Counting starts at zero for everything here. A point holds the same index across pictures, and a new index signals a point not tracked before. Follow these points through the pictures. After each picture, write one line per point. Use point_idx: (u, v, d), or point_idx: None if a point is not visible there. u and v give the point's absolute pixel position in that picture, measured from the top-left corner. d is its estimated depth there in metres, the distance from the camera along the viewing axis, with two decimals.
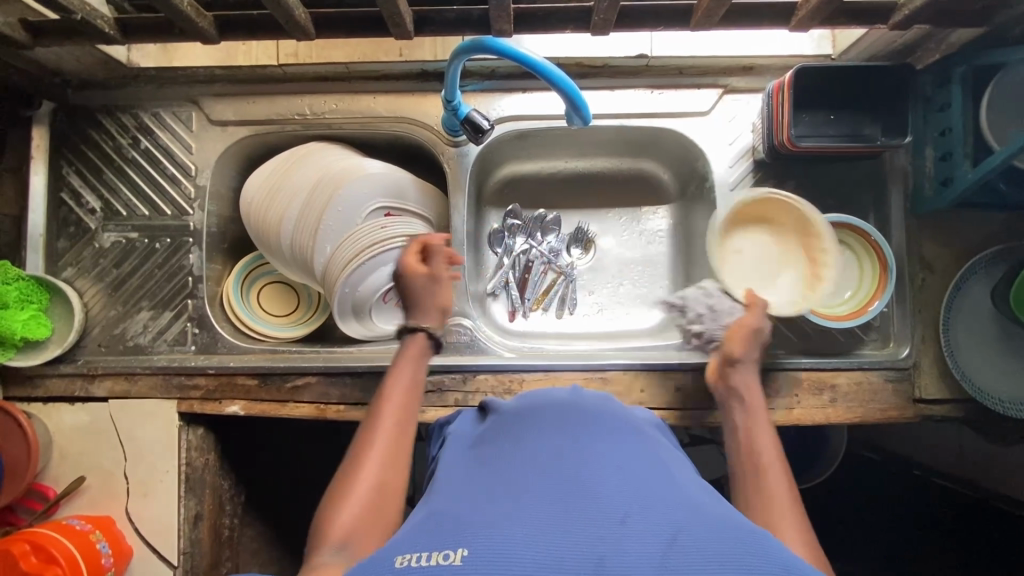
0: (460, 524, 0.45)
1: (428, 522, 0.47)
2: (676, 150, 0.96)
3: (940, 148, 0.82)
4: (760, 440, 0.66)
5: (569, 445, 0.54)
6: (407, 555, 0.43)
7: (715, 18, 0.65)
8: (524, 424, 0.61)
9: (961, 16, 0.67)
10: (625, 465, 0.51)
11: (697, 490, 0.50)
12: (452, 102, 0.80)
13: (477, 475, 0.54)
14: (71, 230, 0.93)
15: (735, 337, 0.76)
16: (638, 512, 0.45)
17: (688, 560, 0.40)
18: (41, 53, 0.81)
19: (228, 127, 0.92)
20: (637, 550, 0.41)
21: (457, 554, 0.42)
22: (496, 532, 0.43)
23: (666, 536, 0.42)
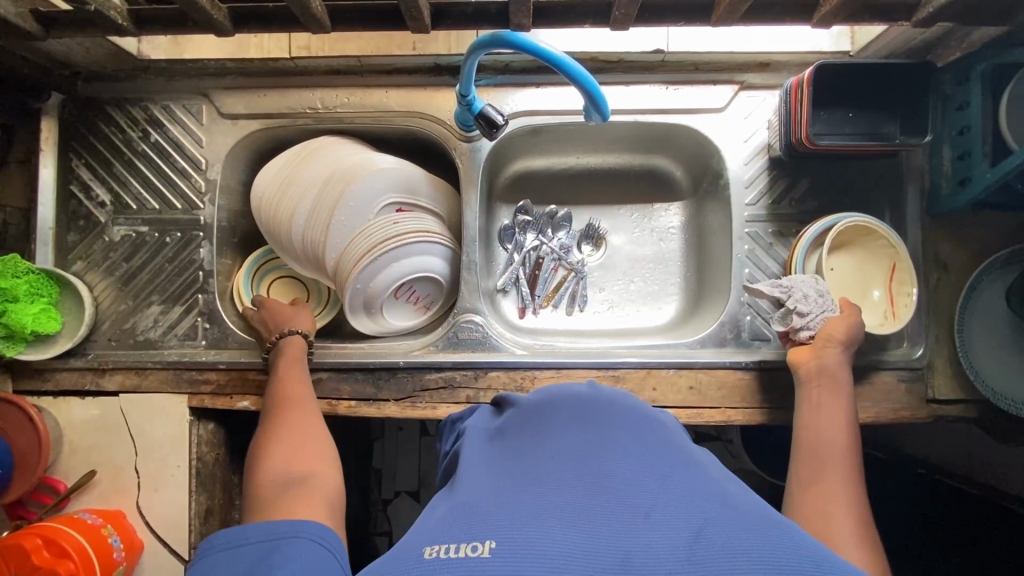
0: (486, 516, 0.45)
1: (453, 514, 0.47)
2: (690, 147, 0.95)
3: (958, 147, 0.81)
4: (831, 438, 0.70)
5: (592, 440, 0.54)
6: (434, 547, 0.42)
7: (738, 14, 0.64)
8: (545, 418, 0.60)
9: (987, 14, 0.66)
10: (649, 459, 0.51)
11: (723, 483, 0.50)
12: (466, 97, 0.79)
13: (499, 468, 0.54)
14: (81, 223, 0.92)
15: (842, 321, 0.78)
16: (664, 508, 0.44)
17: (720, 552, 0.39)
18: (51, 45, 0.80)
19: (239, 121, 0.91)
20: (664, 545, 0.41)
21: (485, 547, 0.41)
22: (523, 526, 0.43)
23: (694, 530, 0.42)
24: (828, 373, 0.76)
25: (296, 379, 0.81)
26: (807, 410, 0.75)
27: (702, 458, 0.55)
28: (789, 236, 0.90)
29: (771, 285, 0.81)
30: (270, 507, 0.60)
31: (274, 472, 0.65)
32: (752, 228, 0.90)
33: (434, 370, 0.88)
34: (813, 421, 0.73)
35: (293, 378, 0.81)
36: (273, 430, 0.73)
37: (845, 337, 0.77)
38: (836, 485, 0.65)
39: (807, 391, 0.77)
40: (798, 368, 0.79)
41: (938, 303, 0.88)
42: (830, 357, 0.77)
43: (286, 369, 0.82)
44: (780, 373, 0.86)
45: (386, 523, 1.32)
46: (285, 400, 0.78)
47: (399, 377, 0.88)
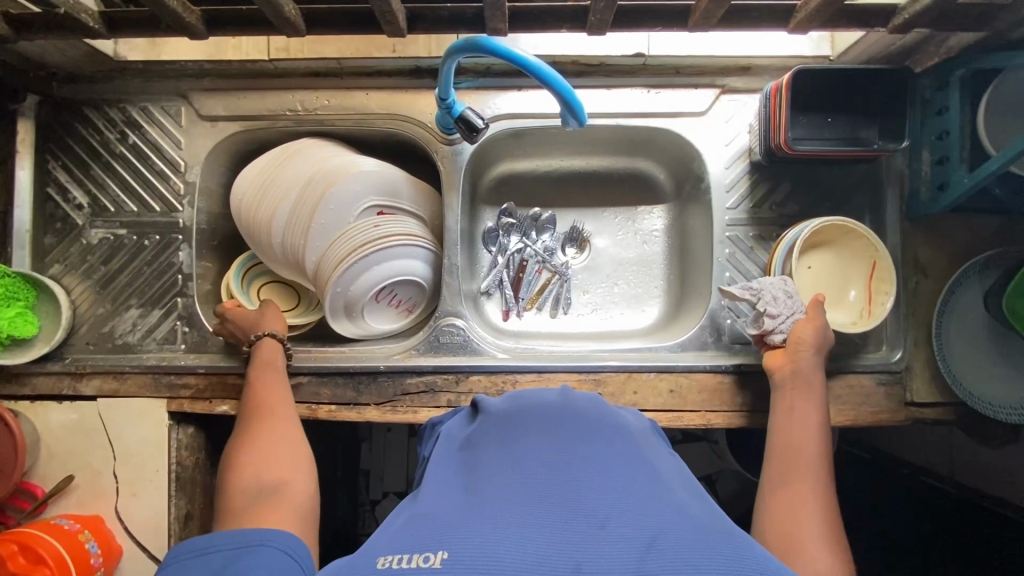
0: (443, 527, 0.45)
1: (411, 524, 0.47)
2: (672, 150, 0.95)
3: (936, 152, 0.81)
4: (801, 445, 0.71)
5: (558, 449, 0.54)
6: (388, 557, 0.42)
7: (713, 20, 0.64)
8: (514, 426, 0.60)
9: (962, 20, 0.66)
10: (611, 468, 0.51)
11: (683, 494, 0.50)
12: (446, 101, 0.78)
13: (464, 481, 0.54)
14: (58, 226, 0.91)
15: (808, 323, 0.78)
16: (620, 519, 0.44)
17: (667, 565, 0.40)
18: (25, 46, 0.79)
19: (218, 122, 0.91)
20: (614, 555, 0.41)
21: (438, 557, 0.41)
22: (478, 537, 0.43)
23: (646, 541, 0.42)
24: (803, 379, 0.76)
25: (272, 384, 0.80)
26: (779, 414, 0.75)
27: (667, 469, 0.55)
28: (770, 239, 0.90)
29: (739, 288, 0.82)
30: (241, 519, 0.61)
31: (248, 482, 0.65)
32: (733, 232, 0.90)
33: (415, 374, 0.88)
34: (783, 428, 0.73)
35: (270, 382, 0.81)
36: (249, 438, 0.73)
37: (813, 339, 0.77)
38: (804, 495, 0.65)
39: (782, 395, 0.77)
40: (774, 373, 0.79)
41: (918, 307, 0.88)
42: (806, 360, 0.77)
43: (261, 373, 0.82)
44: (760, 377, 0.87)
45: (373, 524, 1.32)
46: (261, 405, 0.78)
47: (380, 381, 0.88)
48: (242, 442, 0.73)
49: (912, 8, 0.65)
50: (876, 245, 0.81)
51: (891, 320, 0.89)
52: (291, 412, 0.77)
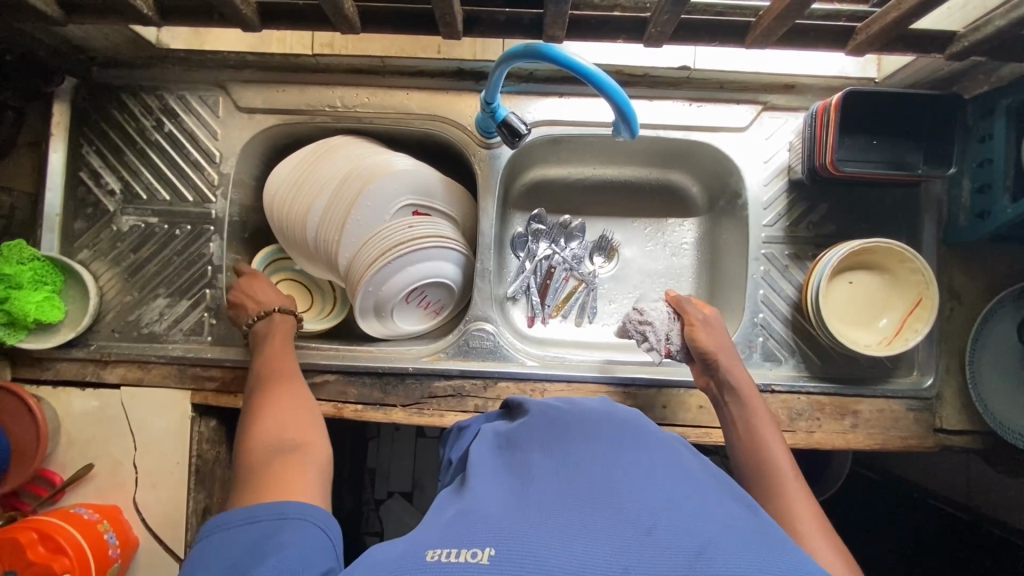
0: (490, 521, 0.45)
1: (456, 519, 0.47)
2: (709, 164, 0.94)
3: (978, 179, 0.81)
4: (776, 444, 0.70)
5: (603, 455, 0.53)
6: (437, 550, 0.43)
7: (773, 38, 0.64)
8: (558, 431, 0.59)
9: None
10: (657, 477, 0.50)
11: (729, 506, 0.49)
12: (490, 104, 0.78)
13: (508, 476, 0.53)
14: (88, 211, 0.91)
15: (698, 332, 0.80)
16: (666, 524, 0.44)
17: (717, 573, 0.39)
18: (69, 29, 0.78)
19: (256, 115, 0.90)
20: (661, 563, 0.40)
21: (485, 553, 0.41)
22: (524, 534, 0.43)
23: (695, 549, 0.41)
24: (731, 385, 0.77)
25: (280, 345, 0.81)
26: (740, 413, 0.74)
27: (711, 478, 0.55)
28: (805, 259, 0.89)
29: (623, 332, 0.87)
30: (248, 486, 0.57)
31: (263, 450, 0.62)
32: (768, 249, 0.90)
33: (443, 377, 0.87)
34: (754, 430, 0.72)
35: (280, 345, 0.81)
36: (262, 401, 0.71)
37: (710, 343, 0.79)
38: (795, 493, 0.64)
39: (737, 397, 0.76)
40: (703, 386, 0.81)
41: (950, 334, 0.88)
42: (734, 366, 0.78)
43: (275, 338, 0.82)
44: (789, 396, 0.86)
45: (378, 525, 1.31)
46: (268, 372, 0.76)
47: (407, 382, 0.87)
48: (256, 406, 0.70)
49: (971, 36, 0.64)
50: (930, 283, 0.79)
51: (924, 345, 0.88)
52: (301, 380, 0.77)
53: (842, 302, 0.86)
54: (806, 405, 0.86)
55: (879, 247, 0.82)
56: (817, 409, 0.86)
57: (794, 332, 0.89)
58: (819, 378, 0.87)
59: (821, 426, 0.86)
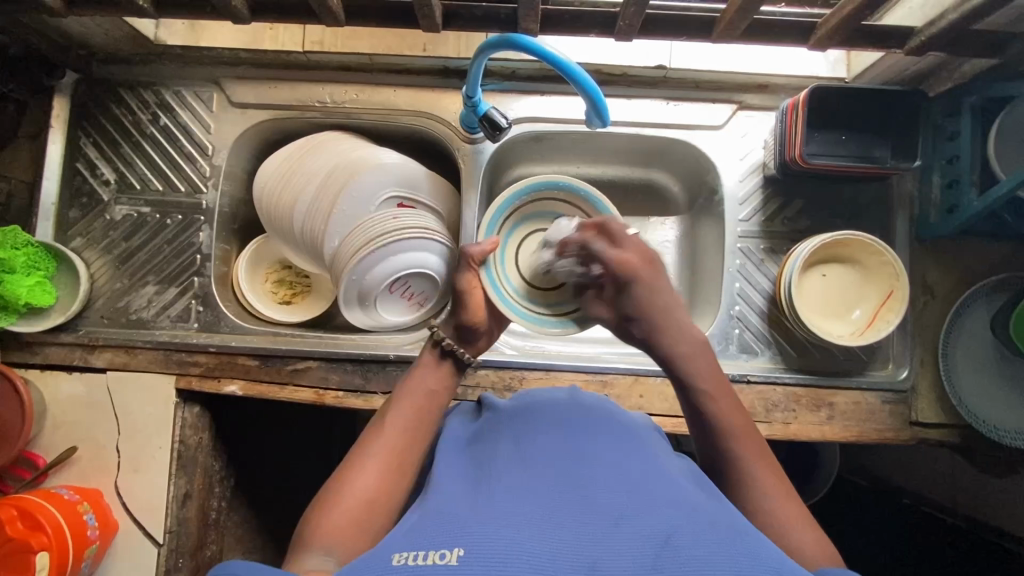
0: (454, 522, 0.44)
1: (421, 522, 0.46)
2: (688, 162, 0.96)
3: (947, 175, 0.84)
4: (734, 412, 0.63)
5: (567, 449, 0.54)
6: (404, 554, 0.41)
7: (737, 31, 0.69)
8: (521, 427, 0.59)
9: (974, 46, 0.70)
10: (620, 465, 0.51)
11: (695, 490, 0.50)
12: (471, 99, 0.81)
13: (471, 473, 0.53)
14: (83, 201, 0.93)
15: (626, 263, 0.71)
16: (631, 514, 0.44)
17: (685, 560, 0.39)
18: (71, 23, 0.82)
19: (248, 110, 0.93)
20: (630, 553, 0.40)
21: (454, 554, 0.40)
22: (491, 534, 0.42)
23: (660, 536, 0.42)
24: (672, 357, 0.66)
25: (431, 375, 0.70)
26: (693, 381, 0.65)
27: (676, 465, 0.56)
28: (781, 253, 0.91)
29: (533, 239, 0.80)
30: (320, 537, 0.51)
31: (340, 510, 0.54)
32: (744, 243, 0.92)
33: None
34: (711, 399, 0.64)
35: (433, 372, 0.71)
36: (396, 416, 0.64)
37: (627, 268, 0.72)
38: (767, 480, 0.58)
39: (687, 364, 0.66)
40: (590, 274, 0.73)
41: (924, 328, 0.89)
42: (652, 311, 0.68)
43: (427, 359, 0.72)
44: (765, 388, 0.87)
45: None
46: (396, 411, 0.66)
47: (388, 370, 0.89)
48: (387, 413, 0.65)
49: (927, 31, 0.68)
50: (900, 274, 0.81)
51: (898, 338, 0.89)
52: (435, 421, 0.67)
53: (819, 298, 0.88)
54: (782, 396, 0.87)
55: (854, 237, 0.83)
56: (793, 400, 0.87)
57: (770, 325, 0.90)
58: (793, 370, 0.89)
59: (797, 418, 0.86)
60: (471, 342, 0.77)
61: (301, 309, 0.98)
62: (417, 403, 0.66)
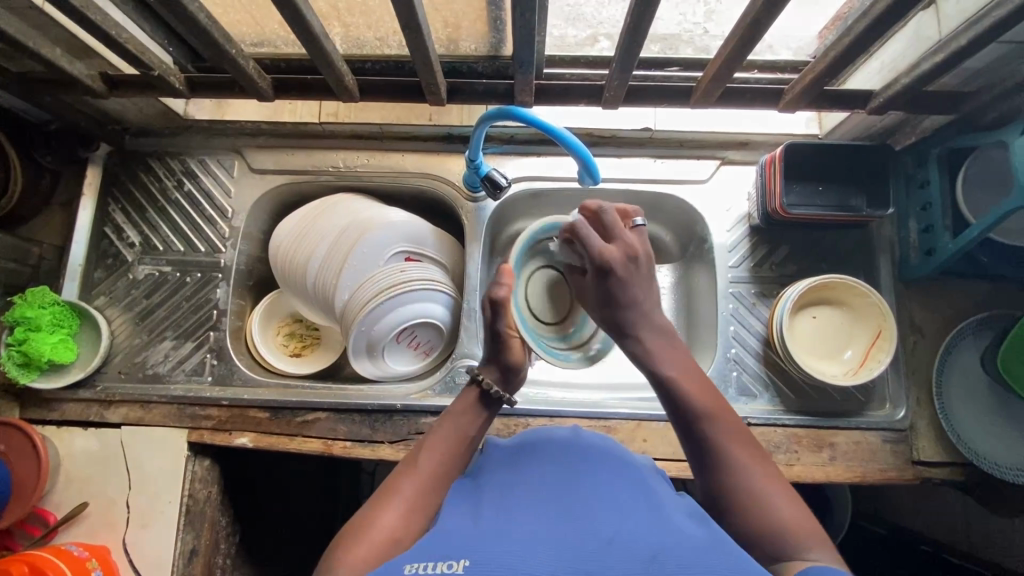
0: (461, 539, 0.46)
1: (429, 539, 0.48)
2: (678, 214, 1.02)
3: (922, 221, 0.89)
4: (699, 387, 0.65)
5: (569, 474, 0.56)
6: (415, 564, 0.44)
7: (713, 98, 0.77)
8: (523, 457, 0.62)
9: (929, 104, 0.77)
10: (620, 493, 0.53)
11: (692, 517, 0.52)
12: (474, 162, 0.88)
13: (475, 498, 0.55)
14: (109, 262, 0.99)
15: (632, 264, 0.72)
16: (626, 534, 0.46)
17: None
18: (109, 103, 0.91)
19: (266, 175, 1.00)
20: (624, 565, 0.42)
21: (460, 564, 0.42)
22: (497, 548, 0.44)
23: (651, 554, 0.43)
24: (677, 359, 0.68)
25: (465, 420, 0.70)
26: (660, 370, 0.66)
27: (673, 495, 0.58)
28: (771, 296, 0.95)
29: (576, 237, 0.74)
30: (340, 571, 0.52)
31: (360, 550, 0.54)
32: (735, 288, 0.96)
33: (430, 413, 0.91)
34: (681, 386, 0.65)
35: (465, 415, 0.70)
36: (423, 460, 0.64)
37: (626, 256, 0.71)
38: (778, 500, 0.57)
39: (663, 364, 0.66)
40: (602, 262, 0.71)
41: (917, 366, 0.91)
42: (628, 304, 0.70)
43: (459, 403, 0.72)
44: (766, 429, 0.89)
45: None
46: (423, 453, 0.66)
47: (395, 420, 0.91)
48: (413, 457, 0.66)
49: (885, 93, 0.76)
50: (887, 315, 0.85)
51: (893, 378, 0.91)
52: (461, 468, 0.66)
53: (815, 342, 0.91)
54: (783, 438, 0.88)
55: (843, 285, 0.88)
56: (794, 441, 0.88)
57: (766, 367, 0.93)
58: (793, 411, 0.90)
59: (799, 459, 0.87)
60: (510, 386, 0.76)
61: (311, 362, 1.01)
62: (445, 449, 0.66)
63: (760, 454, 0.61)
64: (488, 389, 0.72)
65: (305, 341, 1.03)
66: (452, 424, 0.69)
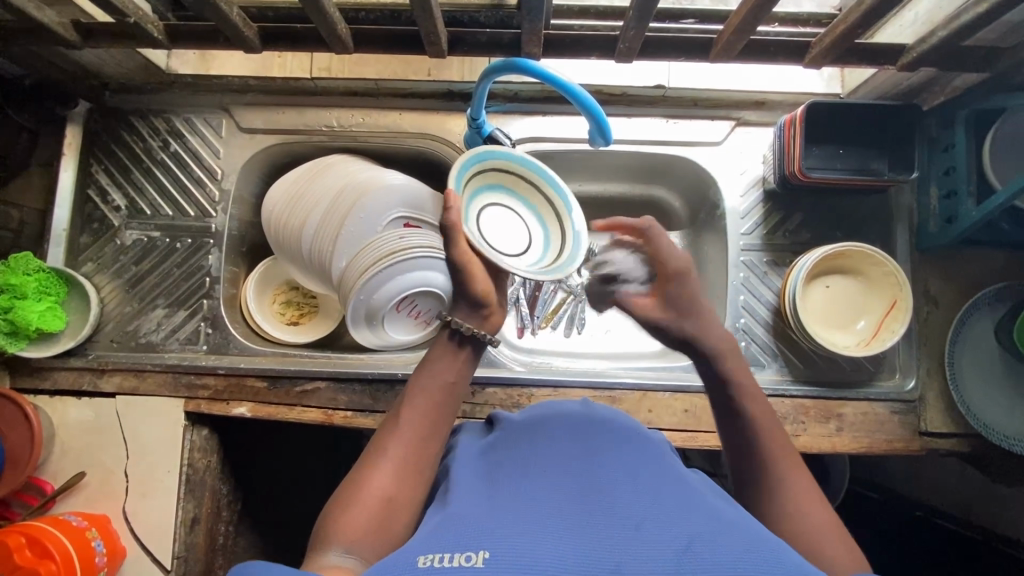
0: (477, 527, 0.44)
1: (442, 527, 0.46)
2: (689, 178, 0.98)
3: (944, 186, 0.85)
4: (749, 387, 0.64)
5: (585, 454, 0.54)
6: (429, 555, 0.41)
7: (734, 51, 0.72)
8: (536, 434, 0.60)
9: (964, 60, 0.72)
10: (639, 474, 0.51)
11: (711, 497, 0.50)
12: (476, 121, 0.82)
13: (488, 480, 0.53)
14: (94, 226, 0.95)
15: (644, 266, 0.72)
16: (654, 521, 0.44)
17: (705, 564, 0.39)
18: (85, 55, 0.85)
19: (257, 135, 0.95)
20: (652, 557, 0.40)
21: (479, 556, 0.40)
22: (517, 539, 0.42)
23: (683, 541, 0.41)
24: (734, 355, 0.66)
25: (446, 367, 0.66)
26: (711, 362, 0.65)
27: (688, 471, 0.56)
28: (784, 265, 0.92)
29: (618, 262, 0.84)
30: (334, 535, 0.52)
31: (353, 515, 0.53)
32: (747, 256, 0.93)
33: None
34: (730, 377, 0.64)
35: (445, 364, 0.66)
36: (406, 414, 0.62)
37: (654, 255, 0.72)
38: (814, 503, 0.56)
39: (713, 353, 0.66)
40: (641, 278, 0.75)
41: (929, 337, 0.89)
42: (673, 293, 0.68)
43: (436, 350, 0.67)
44: (773, 400, 0.87)
45: None
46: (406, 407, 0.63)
47: (396, 390, 0.89)
48: (396, 412, 0.63)
49: (919, 47, 0.71)
50: (904, 285, 0.82)
51: (904, 349, 0.89)
52: (447, 418, 0.64)
53: (828, 314, 0.89)
54: (791, 408, 0.87)
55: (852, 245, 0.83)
56: (802, 412, 0.87)
57: (776, 337, 0.91)
58: (801, 381, 0.89)
59: (806, 429, 0.86)
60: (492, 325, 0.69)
61: (309, 331, 0.98)
62: (426, 400, 0.63)
63: (791, 445, 0.60)
64: (466, 333, 0.66)
65: (303, 309, 1.00)
66: (432, 374, 0.65)
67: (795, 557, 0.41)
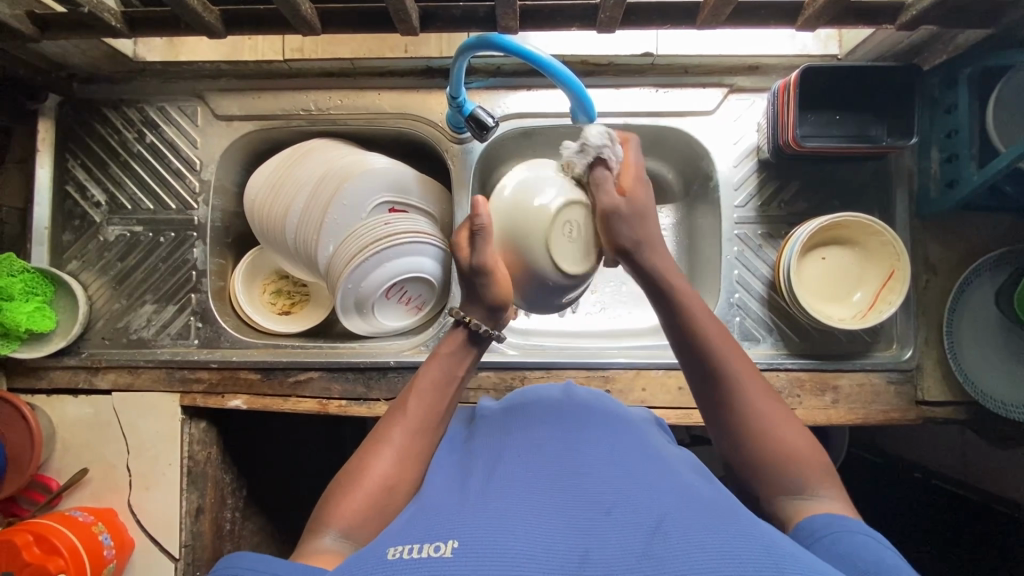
0: (449, 517, 0.43)
1: (414, 520, 0.45)
2: (681, 150, 0.94)
3: (946, 150, 0.82)
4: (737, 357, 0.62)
5: (564, 441, 0.54)
6: (399, 548, 0.40)
7: (722, 17, 0.68)
8: (517, 422, 0.60)
9: (966, 17, 0.68)
10: (619, 460, 0.50)
11: (688, 478, 0.50)
12: (456, 99, 0.79)
13: (465, 472, 0.53)
14: (76, 223, 0.94)
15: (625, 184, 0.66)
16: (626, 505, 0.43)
17: (673, 545, 0.38)
18: (48, 46, 0.82)
19: (234, 122, 0.92)
20: (622, 542, 0.39)
21: (448, 546, 0.40)
22: (488, 527, 0.41)
23: (653, 526, 0.41)
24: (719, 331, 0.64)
25: (452, 362, 0.68)
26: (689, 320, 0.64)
27: (676, 457, 0.55)
28: (779, 237, 0.90)
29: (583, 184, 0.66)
30: (333, 520, 0.52)
31: (356, 501, 0.53)
32: (741, 229, 0.90)
33: None
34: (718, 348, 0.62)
35: (452, 358, 0.68)
36: (412, 403, 0.63)
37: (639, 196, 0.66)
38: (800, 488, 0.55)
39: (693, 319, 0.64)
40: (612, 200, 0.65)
41: (927, 305, 0.88)
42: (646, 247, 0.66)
43: (446, 345, 0.69)
44: (768, 374, 0.86)
45: None
46: (412, 399, 0.64)
47: (389, 377, 0.89)
48: (402, 401, 0.64)
49: (919, 5, 0.67)
50: (901, 254, 0.80)
51: (901, 318, 0.88)
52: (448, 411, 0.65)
53: (824, 288, 0.87)
54: (786, 382, 0.86)
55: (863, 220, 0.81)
56: (797, 386, 0.86)
57: (770, 310, 0.89)
58: (797, 355, 0.88)
59: (802, 403, 0.86)
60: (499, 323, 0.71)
61: (300, 320, 0.98)
62: (432, 392, 0.64)
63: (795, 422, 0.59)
64: (474, 330, 0.69)
65: (292, 299, 0.99)
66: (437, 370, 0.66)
67: (767, 534, 0.41)
